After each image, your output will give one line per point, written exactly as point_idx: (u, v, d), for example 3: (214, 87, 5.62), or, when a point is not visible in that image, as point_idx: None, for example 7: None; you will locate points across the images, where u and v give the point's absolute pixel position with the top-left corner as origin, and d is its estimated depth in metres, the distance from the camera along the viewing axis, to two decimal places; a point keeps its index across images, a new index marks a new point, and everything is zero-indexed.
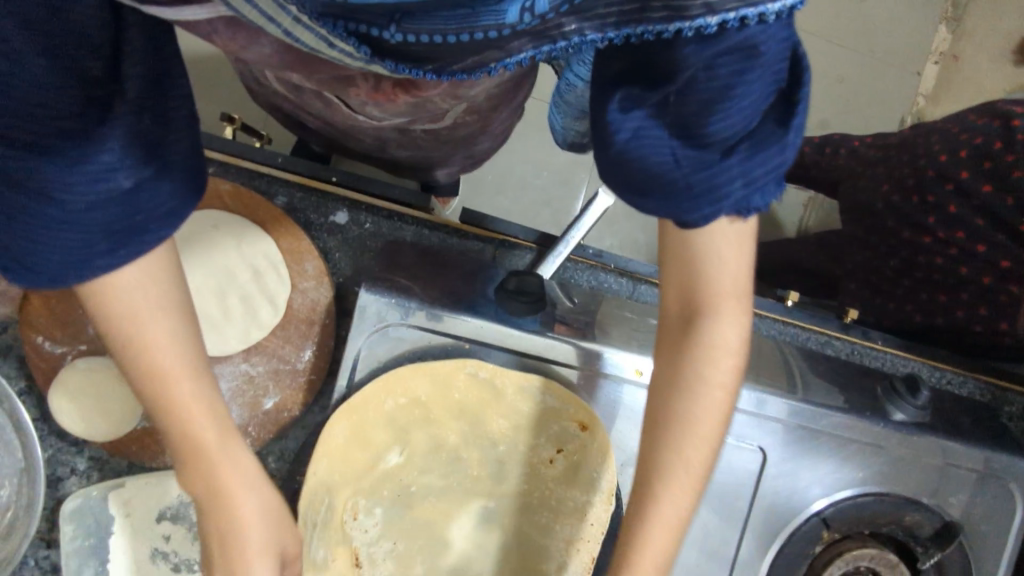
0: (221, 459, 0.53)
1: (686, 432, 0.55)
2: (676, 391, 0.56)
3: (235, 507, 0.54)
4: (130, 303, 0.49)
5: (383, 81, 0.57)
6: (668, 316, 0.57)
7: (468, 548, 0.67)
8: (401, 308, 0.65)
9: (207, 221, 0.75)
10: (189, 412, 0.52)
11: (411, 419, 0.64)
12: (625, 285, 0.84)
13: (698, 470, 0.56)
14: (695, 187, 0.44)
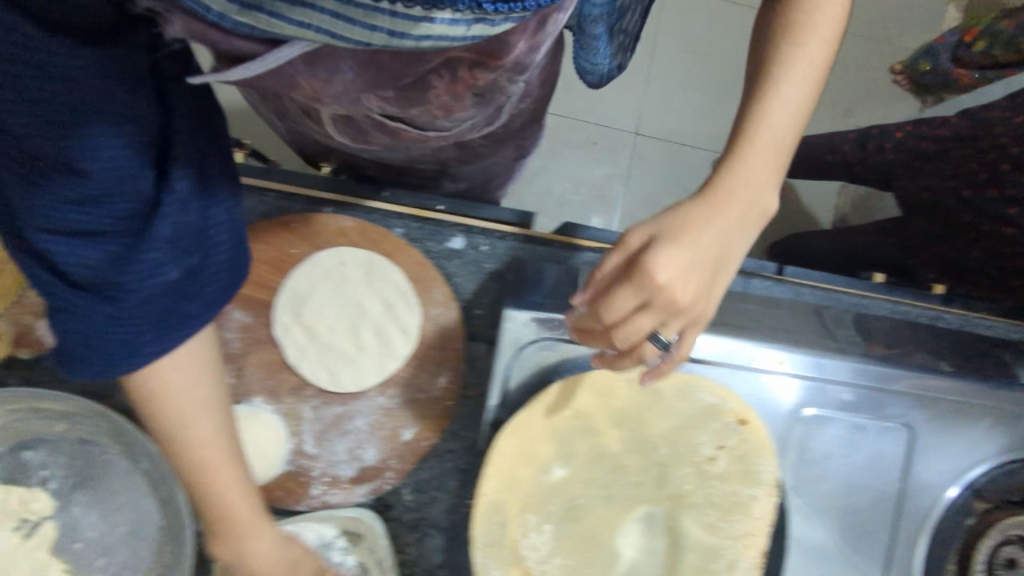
0: (255, 534, 0.60)
1: (805, 44, 0.46)
2: (784, 2, 0.46)
3: (265, 565, 0.61)
4: (175, 400, 0.53)
5: (460, 69, 0.61)
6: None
7: (635, 555, 0.67)
8: (551, 323, 0.66)
9: (335, 258, 0.75)
10: (234, 508, 0.58)
11: (573, 431, 0.64)
12: (737, 280, 0.84)
13: (815, 86, 0.47)
14: None
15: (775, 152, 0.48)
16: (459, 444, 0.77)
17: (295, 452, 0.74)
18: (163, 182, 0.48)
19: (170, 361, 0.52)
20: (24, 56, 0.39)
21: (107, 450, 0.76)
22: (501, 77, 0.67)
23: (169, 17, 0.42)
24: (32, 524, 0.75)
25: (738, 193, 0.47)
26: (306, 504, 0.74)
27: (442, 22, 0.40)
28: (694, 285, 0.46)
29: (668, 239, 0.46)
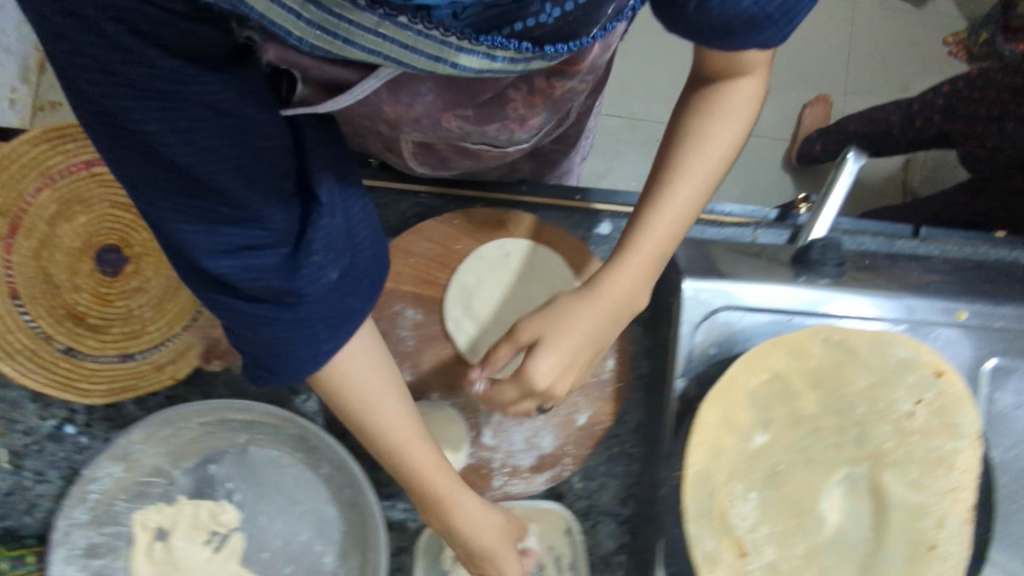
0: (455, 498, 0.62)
1: (685, 169, 0.59)
2: (684, 134, 0.60)
3: (472, 532, 0.64)
4: (352, 386, 0.56)
5: (536, 78, 0.59)
6: (688, 86, 0.61)
7: (841, 519, 0.66)
8: (721, 291, 0.70)
9: (498, 252, 0.77)
10: (429, 472, 0.60)
11: (772, 395, 0.64)
12: (883, 242, 0.84)
13: (699, 202, 0.61)
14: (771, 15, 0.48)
15: (636, 271, 0.60)
16: (624, 429, 0.81)
17: (476, 444, 0.75)
18: (288, 203, 0.49)
19: (352, 354, 0.55)
20: (153, 88, 0.39)
21: (288, 455, 0.78)
22: (585, 80, 0.64)
23: (264, 44, 0.43)
24: (224, 537, 0.76)
25: (618, 296, 0.60)
26: (490, 495, 0.75)
27: (481, 54, 0.44)
28: (562, 381, 0.59)
29: (579, 296, 0.60)
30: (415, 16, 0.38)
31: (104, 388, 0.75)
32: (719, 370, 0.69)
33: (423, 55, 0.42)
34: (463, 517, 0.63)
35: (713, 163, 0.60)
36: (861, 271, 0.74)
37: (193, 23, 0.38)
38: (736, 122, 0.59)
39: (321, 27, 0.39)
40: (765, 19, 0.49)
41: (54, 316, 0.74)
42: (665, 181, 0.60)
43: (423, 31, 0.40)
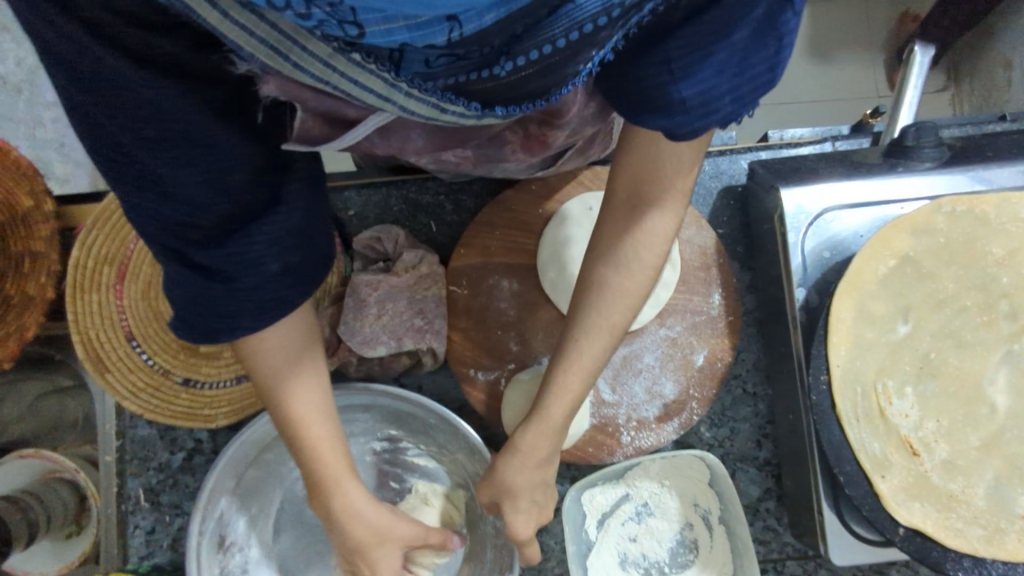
0: (335, 480, 0.54)
1: (584, 332, 0.57)
2: (598, 254, 0.58)
3: (350, 505, 0.55)
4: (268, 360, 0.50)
5: (529, 123, 0.64)
6: (615, 200, 0.58)
7: (1013, 401, 0.60)
8: (822, 193, 0.67)
9: (581, 206, 0.75)
10: (320, 453, 0.53)
11: (906, 281, 0.61)
12: (972, 126, 0.80)
13: (620, 329, 0.58)
14: (688, 103, 0.49)
15: (554, 432, 0.58)
16: (743, 367, 0.79)
17: (597, 404, 0.73)
18: (270, 215, 0.45)
19: (277, 332, 0.49)
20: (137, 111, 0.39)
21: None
22: (578, 131, 0.67)
23: (264, 76, 0.41)
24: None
25: (541, 446, 0.59)
26: (622, 454, 0.72)
27: (430, 103, 0.47)
28: (520, 520, 0.61)
29: (505, 449, 0.60)
30: (370, 54, 0.38)
31: (227, 411, 0.78)
32: (838, 274, 0.66)
33: (372, 91, 0.43)
34: (341, 468, 0.54)
35: (646, 269, 0.57)
36: (966, 150, 0.70)
37: (194, 53, 0.39)
38: (655, 231, 0.57)
39: (274, 47, 0.38)
40: (680, 103, 0.49)
41: (167, 350, 0.77)
42: (579, 326, 0.58)
43: (375, 71, 0.41)
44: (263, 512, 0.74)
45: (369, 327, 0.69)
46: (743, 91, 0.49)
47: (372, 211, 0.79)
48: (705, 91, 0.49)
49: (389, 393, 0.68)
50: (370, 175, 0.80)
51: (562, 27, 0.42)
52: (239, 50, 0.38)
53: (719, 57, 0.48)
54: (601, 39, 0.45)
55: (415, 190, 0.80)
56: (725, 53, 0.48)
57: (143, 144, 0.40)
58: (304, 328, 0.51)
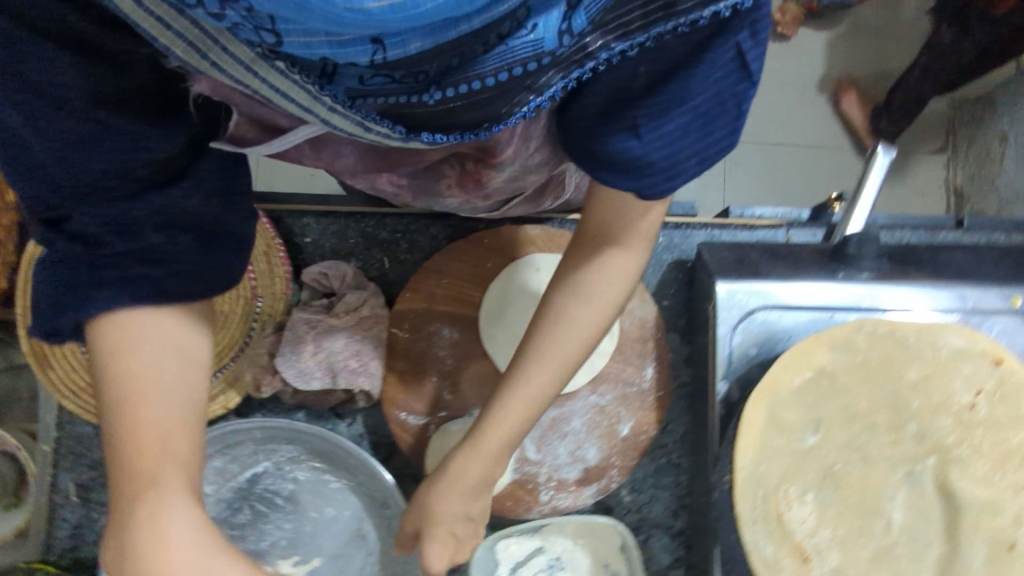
0: (158, 476, 0.45)
1: (532, 366, 0.58)
2: (539, 323, 0.59)
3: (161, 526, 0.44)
4: (125, 343, 0.46)
5: (466, 159, 0.65)
6: (581, 236, 0.59)
7: (910, 520, 0.62)
8: (759, 292, 0.68)
9: (530, 267, 0.77)
10: (145, 440, 0.46)
11: (820, 392, 0.62)
12: (925, 233, 0.82)
13: (558, 379, 0.59)
14: (655, 163, 0.50)
15: (481, 456, 0.59)
16: (670, 438, 0.80)
17: (520, 460, 0.74)
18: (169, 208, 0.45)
19: (153, 316, 0.47)
20: (44, 86, 0.41)
21: (232, 477, 0.78)
22: (518, 174, 0.67)
23: (195, 75, 0.42)
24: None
25: (472, 478, 0.60)
26: (538, 511, 0.74)
27: (354, 122, 0.46)
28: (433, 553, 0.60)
29: (432, 485, 0.61)
30: (298, 65, 0.39)
31: None
32: (762, 371, 0.67)
33: (294, 101, 0.44)
34: (168, 464, 0.46)
35: (594, 315, 0.58)
36: (906, 264, 0.71)
37: (101, 33, 0.39)
38: (601, 301, 0.58)
39: (191, 43, 0.39)
40: (645, 165, 0.50)
41: None
42: (513, 373, 0.59)
43: (299, 82, 0.41)
44: None
45: (305, 361, 0.71)
46: (706, 152, 0.52)
47: (328, 240, 0.80)
48: (671, 154, 0.50)
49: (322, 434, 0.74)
50: (331, 204, 0.81)
51: (493, 66, 0.41)
52: (159, 42, 0.39)
53: (681, 121, 0.49)
54: (538, 85, 0.44)
55: (372, 225, 0.81)
56: (687, 117, 0.49)
57: (47, 111, 0.41)
58: (203, 330, 0.50)
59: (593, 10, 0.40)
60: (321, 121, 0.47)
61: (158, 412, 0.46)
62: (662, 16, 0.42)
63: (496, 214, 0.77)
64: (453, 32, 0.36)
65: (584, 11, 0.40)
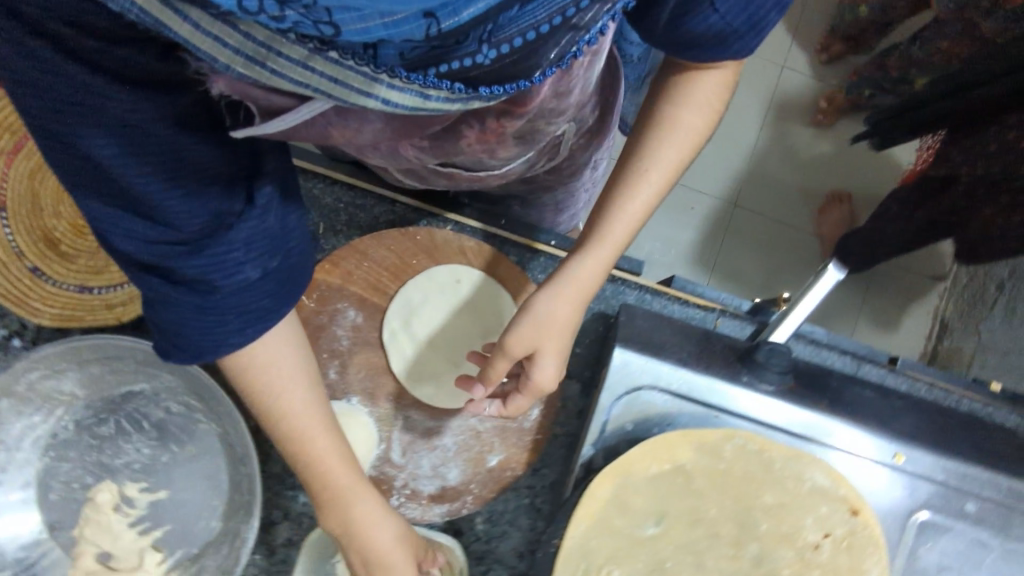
0: (319, 442, 0.58)
1: (604, 226, 0.61)
2: (654, 124, 0.60)
3: (338, 470, 0.59)
4: (262, 360, 0.54)
5: (489, 117, 0.66)
6: (649, 97, 0.62)
7: None
8: (653, 371, 0.67)
9: (451, 276, 0.79)
10: (300, 418, 0.57)
11: (674, 487, 0.61)
12: (850, 363, 0.82)
13: (661, 188, 0.61)
14: (739, 27, 0.51)
15: (582, 295, 0.62)
16: (540, 481, 0.77)
17: (382, 459, 0.74)
18: (247, 221, 0.49)
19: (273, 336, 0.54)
20: (119, 117, 0.42)
21: (107, 388, 0.78)
22: (532, 120, 0.69)
23: (213, 76, 0.41)
24: (130, 501, 0.77)
25: (537, 333, 0.62)
26: None
27: (413, 91, 0.45)
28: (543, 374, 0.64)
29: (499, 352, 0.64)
30: (347, 53, 0.38)
31: (57, 312, 0.78)
32: (629, 447, 0.67)
33: (352, 88, 0.42)
34: (323, 436, 0.58)
35: (654, 185, 0.60)
36: (809, 387, 0.71)
37: (163, 62, 0.41)
38: (703, 101, 0.59)
39: (250, 57, 0.39)
40: (731, 34, 0.51)
41: (30, 235, 0.78)
42: (613, 196, 0.61)
43: (354, 68, 0.40)
44: (41, 428, 0.76)
45: None
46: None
47: None
48: (752, 14, 0.50)
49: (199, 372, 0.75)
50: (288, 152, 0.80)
51: (542, 14, 0.43)
52: (215, 61, 0.39)
53: None
54: (577, 25, 0.47)
55: (318, 187, 0.80)
56: None
57: (122, 147, 0.43)
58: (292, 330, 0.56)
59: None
60: (385, 104, 0.46)
61: (295, 410, 0.57)
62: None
63: (502, 171, 0.80)
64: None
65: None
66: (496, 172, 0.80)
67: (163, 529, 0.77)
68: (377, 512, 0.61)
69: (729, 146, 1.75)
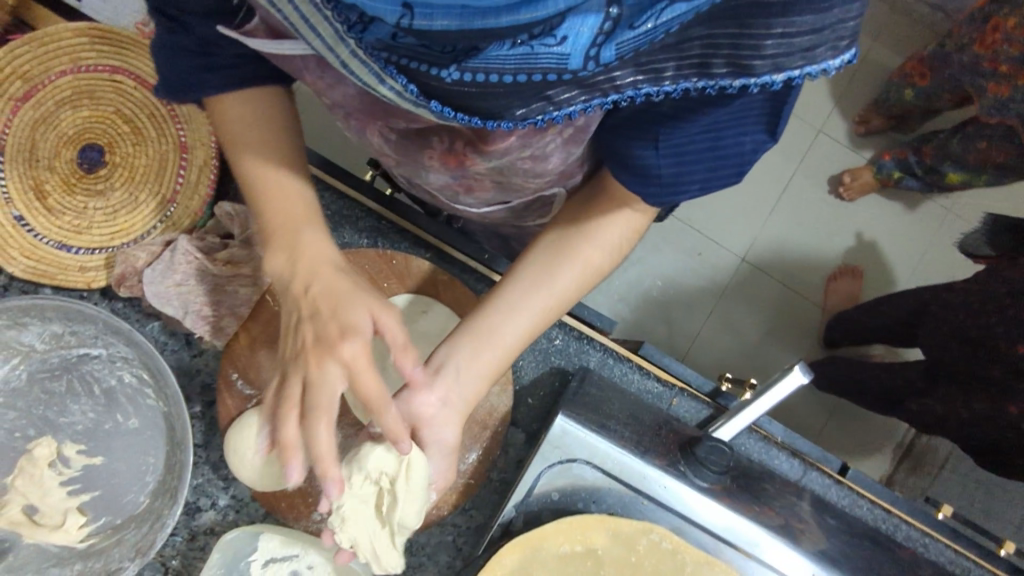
0: (286, 211, 0.62)
1: (496, 340, 0.67)
2: (561, 251, 0.67)
3: (295, 193, 0.63)
4: (246, 115, 0.63)
5: (457, 141, 0.66)
6: (554, 227, 0.69)
7: None
8: (594, 449, 0.67)
9: (418, 306, 0.80)
10: (264, 152, 0.63)
11: (581, 570, 0.63)
12: (795, 467, 0.81)
13: (553, 310, 0.68)
14: (664, 179, 0.58)
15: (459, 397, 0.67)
16: (465, 521, 0.77)
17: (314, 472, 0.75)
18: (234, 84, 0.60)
19: (254, 92, 0.62)
20: None
21: (64, 347, 0.79)
22: (501, 169, 0.70)
23: None
24: (66, 460, 0.78)
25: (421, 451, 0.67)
26: (303, 525, 0.75)
27: (373, 71, 0.52)
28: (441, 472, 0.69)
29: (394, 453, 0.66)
30: (340, 14, 0.47)
31: (28, 265, 0.77)
32: (550, 515, 0.67)
33: (323, 36, 0.50)
34: (287, 183, 0.63)
35: (548, 308, 0.67)
36: (745, 489, 0.70)
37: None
38: (605, 246, 0.67)
39: None
40: (656, 176, 0.59)
41: (21, 182, 0.78)
42: (510, 299, 0.67)
43: (330, 19, 0.48)
44: None
45: (166, 287, 0.72)
46: (710, 184, 0.59)
47: None
48: (680, 172, 0.58)
49: (145, 349, 0.74)
50: None
51: (513, 64, 0.47)
52: None
53: (693, 147, 0.56)
54: (555, 97, 0.51)
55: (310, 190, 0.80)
56: (702, 148, 0.56)
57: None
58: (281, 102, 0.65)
59: (625, 48, 0.47)
60: (352, 74, 0.54)
61: (269, 155, 0.63)
62: (694, 74, 0.50)
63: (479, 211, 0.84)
64: (481, 23, 0.43)
65: (616, 46, 0.46)
66: (476, 210, 0.84)
67: (92, 494, 0.79)
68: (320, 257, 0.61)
69: (756, 184, 1.54)
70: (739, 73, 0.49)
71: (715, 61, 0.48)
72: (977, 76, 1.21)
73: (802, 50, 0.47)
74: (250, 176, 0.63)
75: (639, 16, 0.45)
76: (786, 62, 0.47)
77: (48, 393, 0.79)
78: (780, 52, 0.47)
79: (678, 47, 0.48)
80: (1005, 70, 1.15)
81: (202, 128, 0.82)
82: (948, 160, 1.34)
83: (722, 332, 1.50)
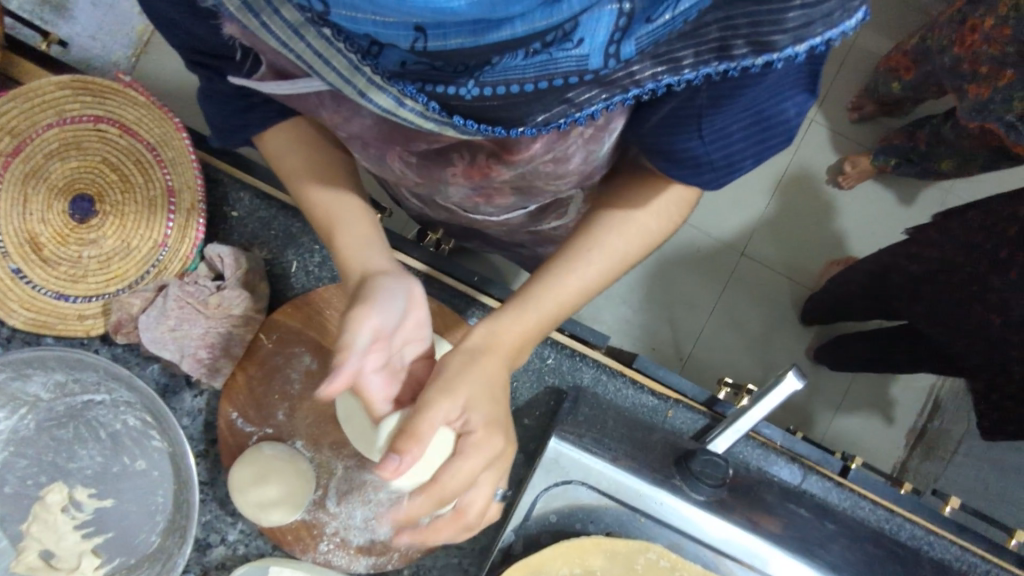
0: (337, 218, 0.64)
1: (549, 296, 0.62)
2: (609, 213, 0.63)
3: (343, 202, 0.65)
4: (279, 146, 0.65)
5: (478, 154, 0.60)
6: (606, 195, 0.65)
7: None
8: (587, 470, 0.68)
9: None
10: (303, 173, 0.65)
11: None
12: (794, 472, 0.82)
13: (607, 273, 0.63)
14: (717, 163, 0.55)
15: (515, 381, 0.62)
16: (469, 543, 0.78)
17: (318, 504, 0.77)
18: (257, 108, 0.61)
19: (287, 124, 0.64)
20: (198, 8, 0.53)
21: (69, 394, 0.81)
22: (524, 178, 0.63)
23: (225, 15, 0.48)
24: (79, 504, 0.80)
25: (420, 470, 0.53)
26: (311, 557, 0.76)
27: (391, 95, 0.46)
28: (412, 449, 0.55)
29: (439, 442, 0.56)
30: (353, 46, 0.42)
31: (30, 316, 0.80)
32: (549, 539, 0.69)
33: (335, 69, 0.46)
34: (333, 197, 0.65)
35: (599, 269, 0.62)
36: (744, 502, 0.70)
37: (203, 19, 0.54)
38: (664, 215, 0.63)
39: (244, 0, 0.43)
40: (705, 160, 0.55)
41: (15, 235, 0.80)
42: (568, 256, 0.62)
43: (343, 51, 0.44)
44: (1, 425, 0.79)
45: (162, 331, 0.74)
46: (762, 155, 0.57)
47: (251, 221, 0.84)
48: (730, 154, 0.55)
49: (144, 393, 0.76)
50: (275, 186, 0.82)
51: (533, 73, 0.43)
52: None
53: (740, 125, 0.53)
54: (578, 100, 0.46)
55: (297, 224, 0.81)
56: (746, 123, 0.53)
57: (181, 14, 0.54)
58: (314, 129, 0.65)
59: (644, 42, 0.42)
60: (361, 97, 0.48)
61: (312, 178, 0.65)
62: (715, 58, 0.44)
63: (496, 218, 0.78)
64: (496, 36, 0.39)
65: (635, 41, 0.42)
66: (491, 220, 0.80)
67: (104, 536, 0.81)
68: (371, 259, 0.62)
69: (754, 177, 1.54)
70: (762, 50, 0.43)
71: (735, 42, 0.43)
72: (960, 78, 1.14)
73: (824, 15, 0.42)
74: (302, 197, 0.65)
75: (655, 7, 0.41)
76: (809, 32, 0.42)
77: (57, 439, 0.81)
78: (803, 20, 0.42)
79: (695, 34, 0.43)
80: (986, 71, 1.07)
81: (188, 173, 0.83)
82: (941, 146, 1.32)
83: (739, 320, 1.50)
